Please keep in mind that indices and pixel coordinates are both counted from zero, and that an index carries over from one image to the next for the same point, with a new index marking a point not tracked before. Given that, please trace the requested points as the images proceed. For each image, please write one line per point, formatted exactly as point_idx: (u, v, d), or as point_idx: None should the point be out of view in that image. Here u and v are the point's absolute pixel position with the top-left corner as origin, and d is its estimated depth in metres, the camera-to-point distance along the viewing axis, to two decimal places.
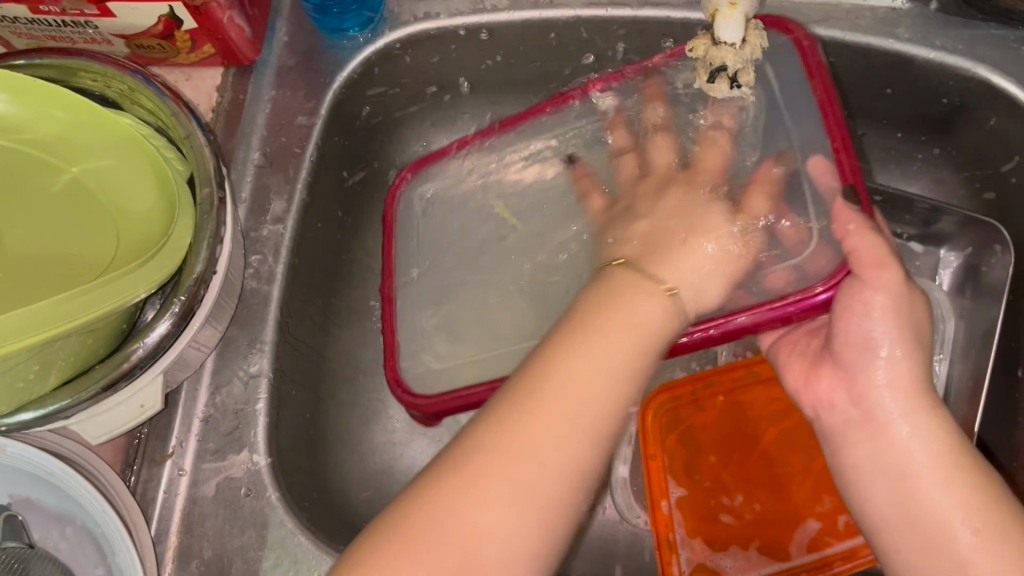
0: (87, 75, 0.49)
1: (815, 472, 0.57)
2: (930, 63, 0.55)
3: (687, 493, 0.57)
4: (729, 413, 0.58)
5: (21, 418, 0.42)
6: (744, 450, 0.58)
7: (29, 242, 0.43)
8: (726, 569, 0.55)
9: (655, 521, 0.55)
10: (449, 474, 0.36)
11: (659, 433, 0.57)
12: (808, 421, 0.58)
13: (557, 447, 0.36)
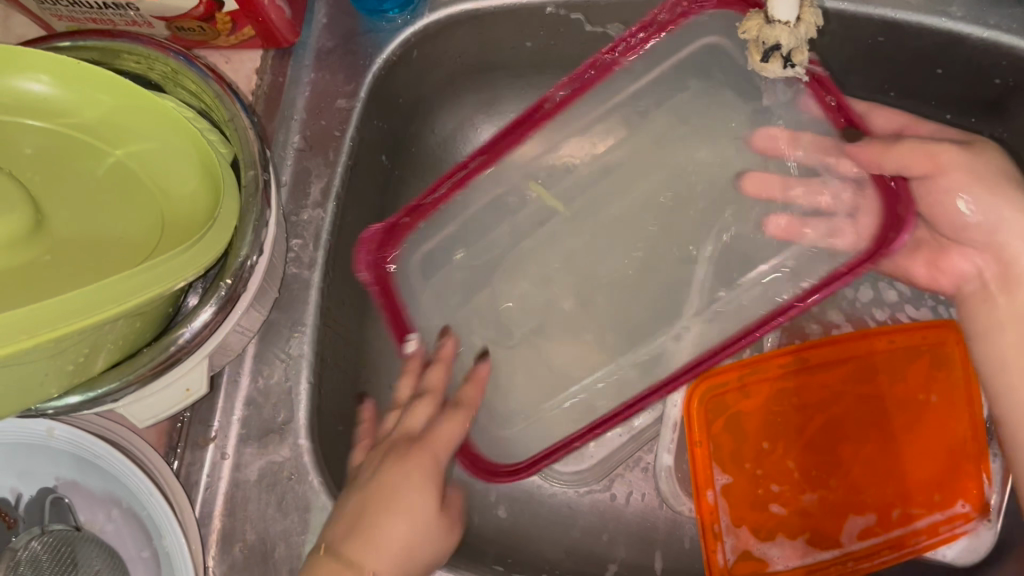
0: (131, 57, 0.49)
1: (863, 460, 0.56)
2: (984, 42, 0.54)
3: (734, 483, 0.56)
4: (777, 399, 0.57)
5: (68, 401, 0.42)
6: (790, 438, 0.57)
7: (73, 223, 0.42)
8: (773, 558, 0.55)
9: (699, 511, 0.55)
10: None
11: (705, 420, 0.56)
12: (857, 408, 0.56)
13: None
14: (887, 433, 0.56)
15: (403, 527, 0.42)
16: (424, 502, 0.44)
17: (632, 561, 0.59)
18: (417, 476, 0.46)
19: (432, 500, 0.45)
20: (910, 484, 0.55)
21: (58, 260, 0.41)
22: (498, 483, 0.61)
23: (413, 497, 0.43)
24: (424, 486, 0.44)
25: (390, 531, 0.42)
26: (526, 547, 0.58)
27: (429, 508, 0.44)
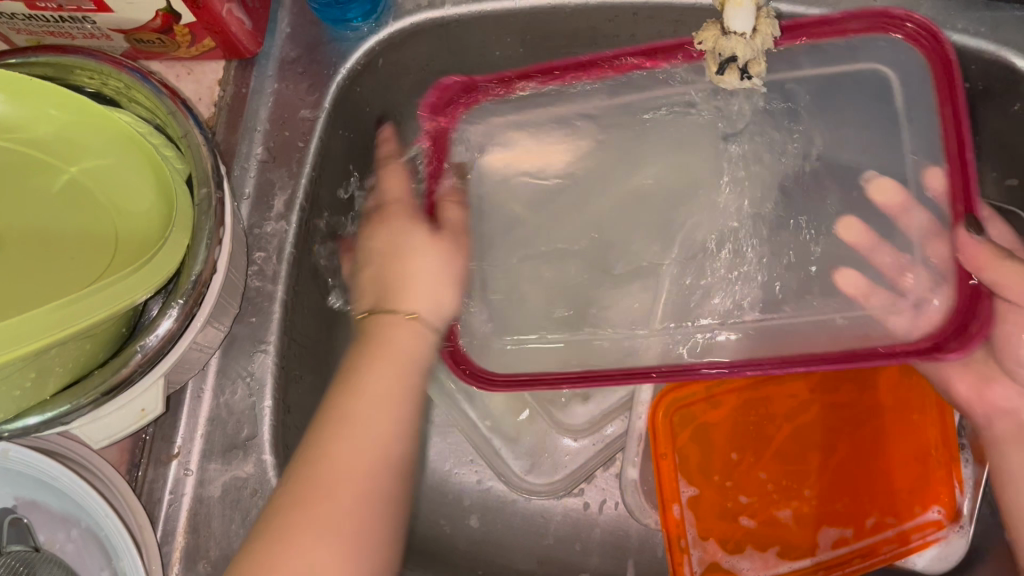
0: (83, 72, 0.48)
1: (833, 467, 0.55)
2: (950, 46, 0.53)
3: (703, 495, 0.56)
4: (742, 409, 0.57)
5: (27, 423, 0.41)
6: (761, 450, 0.57)
7: (27, 247, 0.43)
8: (742, 570, 0.55)
9: (665, 524, 0.55)
10: (315, 422, 0.45)
11: (670, 431, 0.57)
12: (825, 416, 0.56)
13: (381, 470, 0.43)
14: (861, 441, 0.55)
15: (404, 333, 0.49)
16: (412, 230, 0.52)
17: (604, 571, 0.59)
18: (395, 253, 0.51)
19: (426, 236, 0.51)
20: (881, 492, 0.54)
21: (9, 286, 0.42)
22: (466, 489, 0.61)
23: (410, 311, 0.49)
24: (422, 252, 0.51)
25: (395, 327, 0.49)
26: (497, 560, 0.59)
27: (428, 232, 0.52)
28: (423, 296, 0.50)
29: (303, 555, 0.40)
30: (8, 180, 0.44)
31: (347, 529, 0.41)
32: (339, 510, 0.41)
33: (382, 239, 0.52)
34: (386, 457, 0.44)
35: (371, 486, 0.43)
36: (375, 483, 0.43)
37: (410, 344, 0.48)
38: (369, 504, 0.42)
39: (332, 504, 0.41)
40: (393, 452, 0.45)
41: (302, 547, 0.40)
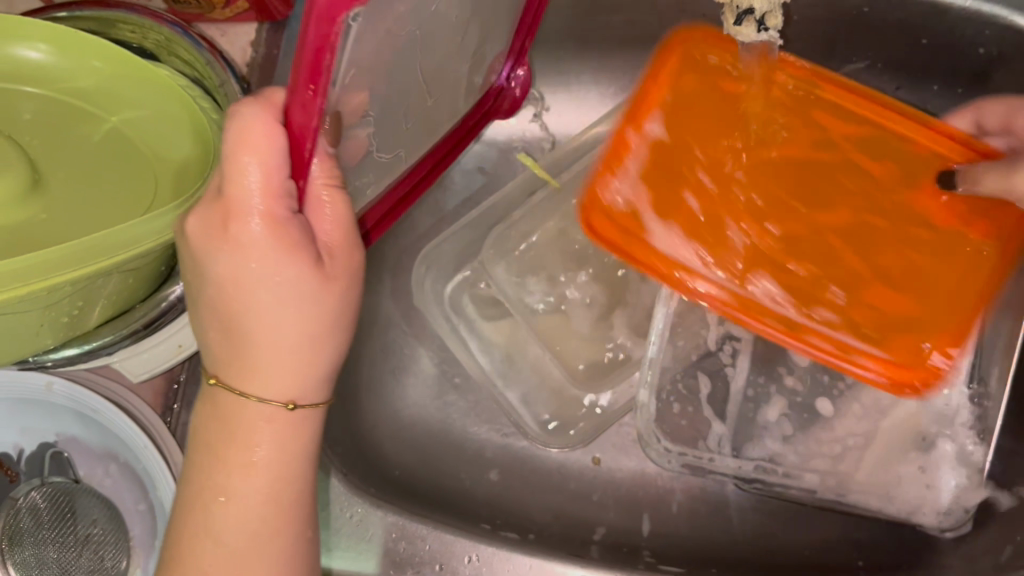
0: (126, 26, 0.51)
1: (837, 226, 0.55)
2: (966, 12, 0.55)
3: (709, 223, 0.55)
4: (753, 156, 0.56)
5: (66, 353, 0.47)
6: (785, 185, 0.56)
7: (70, 184, 0.44)
8: (715, 278, 0.52)
9: (621, 221, 0.52)
10: (217, 433, 0.41)
11: (659, 157, 0.55)
12: (845, 159, 0.56)
13: (296, 457, 0.42)
14: (887, 243, 0.54)
15: (284, 370, 0.40)
16: (294, 264, 0.37)
17: (620, 523, 0.60)
18: (252, 282, 0.38)
19: (313, 272, 0.38)
20: (900, 228, 0.54)
21: (54, 219, 0.42)
22: (488, 443, 0.63)
23: (287, 398, 0.41)
24: (278, 281, 0.38)
25: (272, 364, 0.40)
26: (516, 508, 0.60)
27: (317, 274, 0.39)
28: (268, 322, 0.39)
29: (238, 517, 0.41)
30: (52, 122, 0.45)
31: (282, 519, 0.42)
32: (248, 495, 0.41)
33: (224, 265, 0.37)
34: (283, 490, 0.42)
35: (292, 489, 0.42)
36: (291, 469, 0.42)
37: (291, 338, 0.40)
38: (283, 503, 0.42)
39: (242, 502, 0.41)
40: (291, 493, 0.42)
41: (239, 512, 0.41)
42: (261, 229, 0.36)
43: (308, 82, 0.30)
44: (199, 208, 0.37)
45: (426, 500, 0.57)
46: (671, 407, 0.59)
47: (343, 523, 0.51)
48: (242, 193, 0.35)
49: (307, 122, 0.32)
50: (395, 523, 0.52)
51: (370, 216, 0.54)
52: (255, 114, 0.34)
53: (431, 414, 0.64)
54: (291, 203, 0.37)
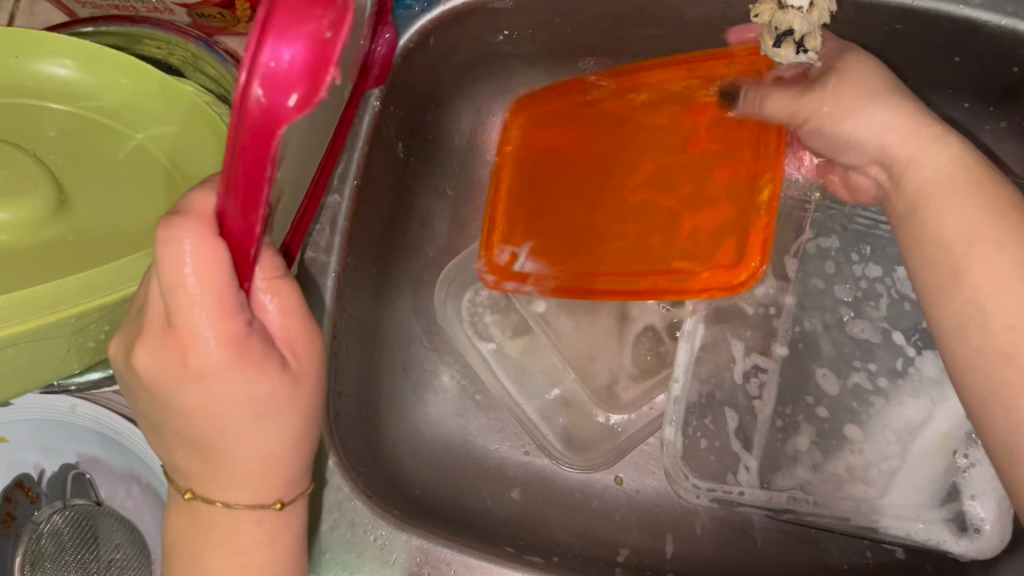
0: (152, 42, 0.51)
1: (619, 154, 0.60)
2: (1001, 30, 0.54)
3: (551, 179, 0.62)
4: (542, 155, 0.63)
5: (90, 377, 0.47)
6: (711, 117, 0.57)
7: (94, 204, 0.43)
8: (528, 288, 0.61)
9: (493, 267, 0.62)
10: (202, 542, 0.39)
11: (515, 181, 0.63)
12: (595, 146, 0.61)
13: (285, 551, 0.41)
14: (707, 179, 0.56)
15: (261, 477, 0.39)
16: (261, 377, 0.36)
17: (643, 543, 0.59)
18: (218, 404, 0.36)
19: (281, 377, 0.37)
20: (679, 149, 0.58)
21: (80, 240, 0.41)
22: (511, 465, 0.62)
23: (273, 497, 0.40)
24: (246, 399, 0.36)
25: (246, 474, 0.38)
26: (539, 527, 0.58)
27: (285, 377, 0.37)
28: (234, 434, 0.37)
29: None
30: (77, 140, 0.45)
31: None
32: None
33: (188, 393, 0.35)
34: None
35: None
36: (283, 566, 0.41)
37: (266, 444, 0.38)
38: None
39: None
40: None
41: None
42: (220, 352, 0.34)
43: (243, 191, 0.30)
44: (146, 339, 0.34)
45: (446, 521, 0.55)
46: (698, 442, 0.59)
47: (367, 546, 0.51)
48: (194, 320, 0.33)
49: (248, 226, 0.32)
50: (420, 547, 0.51)
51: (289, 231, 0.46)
52: (191, 236, 0.31)
53: (453, 431, 0.63)
54: (245, 315, 0.34)
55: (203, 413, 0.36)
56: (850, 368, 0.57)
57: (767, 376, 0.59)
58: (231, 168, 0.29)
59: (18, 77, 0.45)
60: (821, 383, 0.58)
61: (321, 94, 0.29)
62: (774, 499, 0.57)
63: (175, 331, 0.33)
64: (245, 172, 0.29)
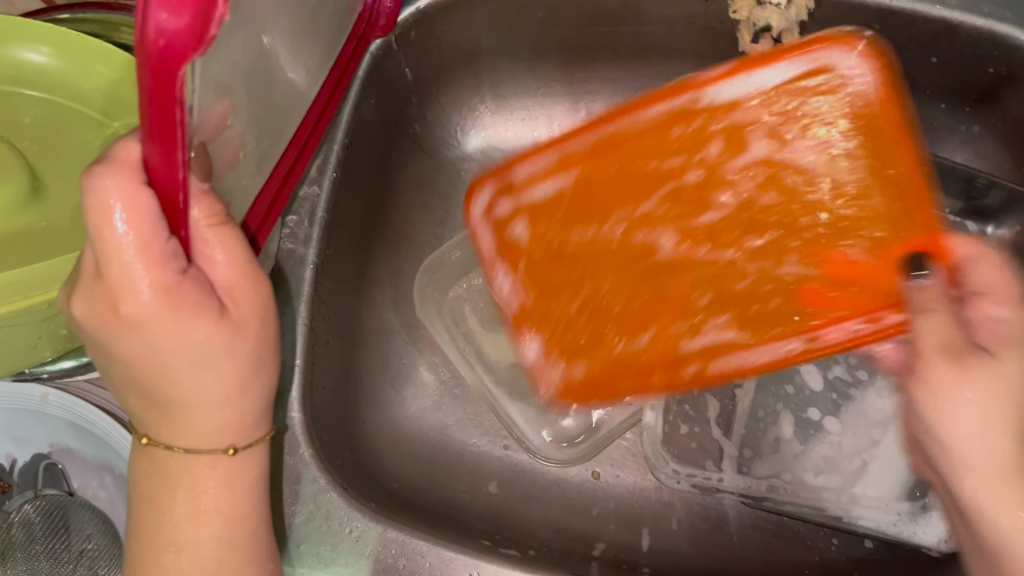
0: (130, 31, 0.51)
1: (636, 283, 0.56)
2: (978, 31, 0.54)
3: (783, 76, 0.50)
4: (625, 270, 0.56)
5: (63, 366, 0.47)
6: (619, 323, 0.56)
7: (71, 189, 0.42)
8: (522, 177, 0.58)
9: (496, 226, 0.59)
10: (160, 488, 0.40)
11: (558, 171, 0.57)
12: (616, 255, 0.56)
13: (243, 497, 0.41)
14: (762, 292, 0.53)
15: (211, 422, 0.39)
16: (199, 327, 0.35)
17: (619, 537, 0.59)
18: (162, 355, 0.36)
19: (220, 327, 0.36)
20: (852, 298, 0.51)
21: (54, 227, 0.41)
22: (488, 462, 0.62)
23: (227, 443, 0.40)
24: (183, 348, 0.36)
25: (191, 420, 0.38)
26: (516, 522, 0.58)
27: (226, 326, 0.37)
28: (175, 384, 0.37)
29: (192, 565, 0.40)
30: (52, 128, 0.44)
31: (241, 555, 0.41)
32: (198, 542, 0.40)
33: (128, 344, 0.35)
34: (233, 531, 0.41)
35: (244, 528, 0.41)
36: (239, 511, 0.41)
37: (213, 392, 0.38)
38: (238, 545, 0.41)
39: (196, 551, 0.40)
40: (246, 528, 0.41)
41: (194, 554, 0.40)
42: (153, 301, 0.33)
43: (159, 137, 0.29)
44: (81, 290, 0.34)
45: (423, 514, 0.55)
46: (679, 427, 0.62)
47: (342, 539, 0.51)
48: (124, 270, 0.32)
49: (172, 173, 0.31)
50: (396, 539, 0.51)
51: (254, 215, 0.45)
52: (112, 181, 0.31)
53: (430, 424, 0.63)
54: (178, 262, 0.34)
55: (140, 364, 0.36)
56: None
57: None
58: (147, 119, 0.29)
59: None
60: (808, 380, 0.59)
61: (213, 31, 0.28)
62: None
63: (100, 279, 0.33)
64: (157, 115, 0.28)
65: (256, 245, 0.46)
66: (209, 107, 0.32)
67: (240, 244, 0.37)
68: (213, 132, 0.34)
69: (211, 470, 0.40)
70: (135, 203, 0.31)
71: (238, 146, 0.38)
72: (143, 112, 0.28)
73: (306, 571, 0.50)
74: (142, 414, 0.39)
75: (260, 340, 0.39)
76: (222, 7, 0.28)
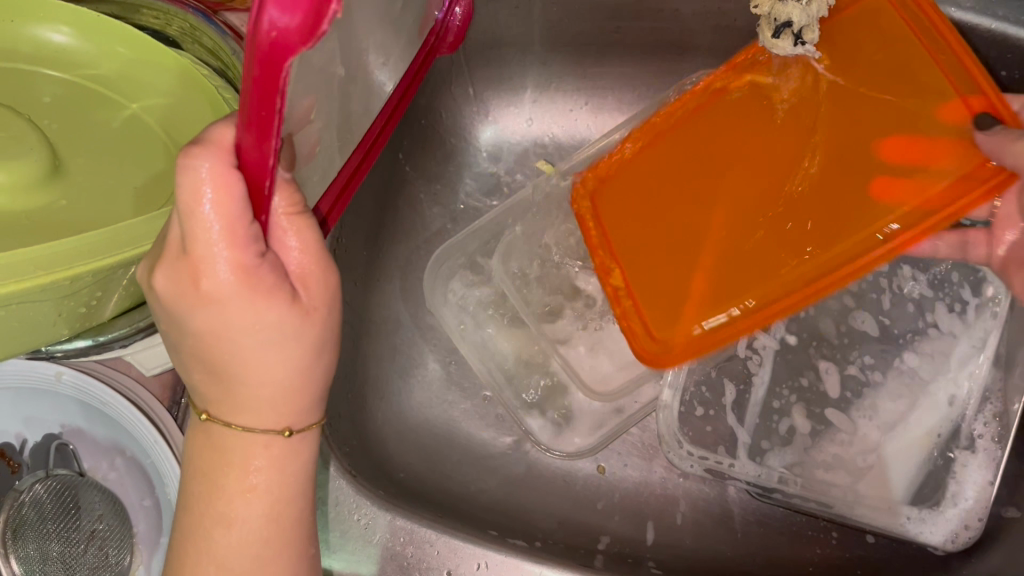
0: (150, 13, 0.51)
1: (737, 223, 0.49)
2: (991, 34, 0.55)
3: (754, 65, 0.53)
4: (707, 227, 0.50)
5: (77, 345, 0.47)
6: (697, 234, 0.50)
7: (90, 166, 0.42)
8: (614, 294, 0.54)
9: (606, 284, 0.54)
10: (214, 463, 0.40)
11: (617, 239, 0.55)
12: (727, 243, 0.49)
13: (294, 480, 0.41)
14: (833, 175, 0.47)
15: (271, 402, 0.39)
16: (273, 307, 0.35)
17: (623, 530, 0.59)
18: (236, 334, 0.36)
19: (291, 310, 0.36)
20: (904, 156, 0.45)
21: (75, 205, 0.41)
22: (493, 454, 0.62)
23: (285, 424, 0.40)
24: (257, 328, 0.36)
25: (252, 399, 0.38)
26: (522, 513, 0.59)
27: (297, 309, 0.37)
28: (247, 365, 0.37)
29: (239, 544, 0.40)
30: (73, 106, 0.44)
31: (286, 536, 0.41)
32: (249, 520, 0.40)
33: (202, 321, 0.35)
34: (280, 514, 0.41)
35: (292, 509, 0.41)
36: (289, 493, 0.41)
37: (277, 372, 0.38)
38: (283, 525, 0.41)
39: (244, 528, 0.40)
40: (293, 512, 0.41)
41: (242, 535, 0.40)
42: (232, 279, 0.33)
43: (256, 125, 0.30)
44: (163, 264, 0.34)
45: (430, 504, 0.55)
46: (695, 410, 0.60)
47: (351, 525, 0.51)
48: (208, 248, 0.32)
49: (262, 159, 0.31)
50: (404, 526, 0.51)
51: (324, 200, 0.44)
52: (208, 163, 0.31)
53: (438, 416, 0.63)
54: (258, 245, 0.34)
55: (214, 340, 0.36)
56: (846, 359, 0.59)
57: (764, 358, 0.60)
58: (247, 107, 0.29)
59: (18, 41, 0.46)
60: (823, 376, 0.59)
61: (327, 26, 0.27)
62: (764, 476, 0.57)
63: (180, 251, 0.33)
64: (257, 102, 0.29)
65: (324, 228, 0.45)
66: (300, 100, 0.32)
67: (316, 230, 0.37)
68: (301, 121, 0.34)
69: (263, 449, 0.40)
70: (227, 189, 0.31)
71: (316, 137, 0.37)
72: (246, 100, 0.29)
73: None
74: (206, 391, 0.39)
75: (329, 327, 0.39)
76: (341, 2, 0.27)
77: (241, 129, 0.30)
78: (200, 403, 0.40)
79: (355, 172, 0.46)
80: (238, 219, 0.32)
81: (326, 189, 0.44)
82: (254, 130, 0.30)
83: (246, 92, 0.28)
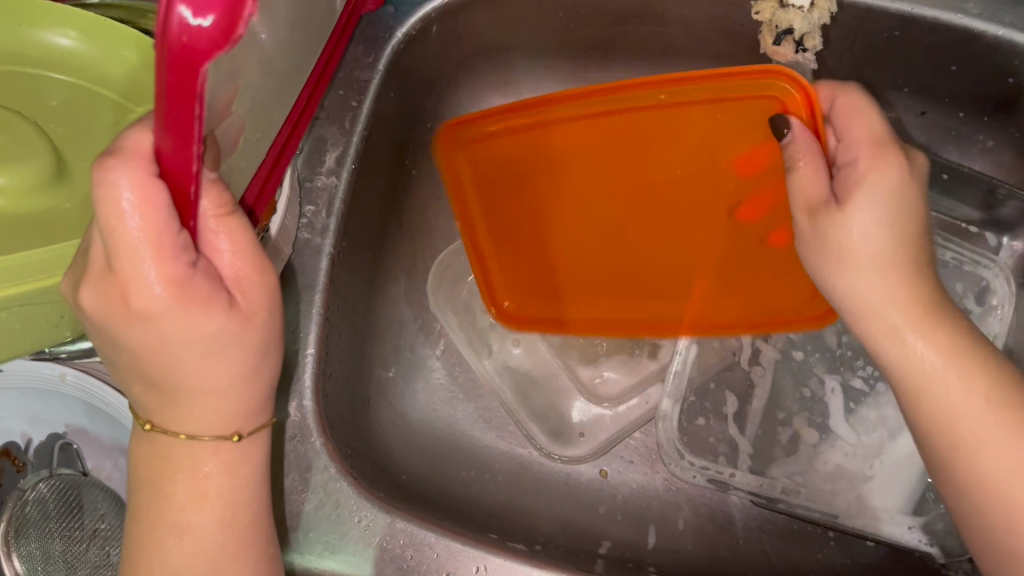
0: (155, 16, 0.52)
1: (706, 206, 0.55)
2: (998, 40, 0.54)
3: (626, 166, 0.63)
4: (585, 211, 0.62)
5: (81, 346, 0.48)
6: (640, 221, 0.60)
7: (95, 169, 0.43)
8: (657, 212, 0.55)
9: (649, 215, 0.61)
10: (161, 473, 0.40)
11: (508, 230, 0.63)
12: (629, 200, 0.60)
13: (248, 483, 0.42)
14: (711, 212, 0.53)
15: (216, 410, 0.39)
16: (210, 318, 0.35)
17: (624, 536, 0.59)
18: (173, 346, 0.36)
19: (231, 317, 0.36)
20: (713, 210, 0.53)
21: (79, 208, 0.41)
22: (498, 457, 0.62)
23: (234, 429, 0.40)
24: (196, 339, 0.36)
25: (198, 408, 0.38)
26: (525, 517, 0.59)
27: (235, 317, 0.37)
28: (180, 372, 0.37)
29: (193, 552, 0.40)
30: (78, 110, 0.45)
31: (245, 540, 0.42)
32: (202, 528, 0.40)
33: (137, 336, 0.35)
34: (234, 523, 0.41)
35: (247, 513, 0.42)
36: (245, 499, 0.41)
37: (219, 380, 0.38)
38: (239, 531, 0.41)
39: (199, 535, 0.40)
40: (250, 513, 0.42)
41: (196, 544, 0.40)
42: (164, 294, 0.33)
43: (177, 131, 0.30)
44: (90, 280, 0.34)
45: (438, 507, 0.56)
46: (695, 419, 0.62)
47: (351, 527, 0.51)
48: (133, 263, 0.32)
49: (185, 164, 0.31)
50: (404, 529, 0.51)
51: (251, 191, 0.45)
52: (128, 178, 0.31)
53: (440, 417, 0.63)
54: (189, 255, 0.34)
55: (146, 352, 0.36)
56: (847, 369, 0.61)
57: (766, 369, 0.62)
58: (162, 113, 0.29)
59: (24, 45, 0.46)
60: (827, 390, 0.61)
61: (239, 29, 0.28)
62: (767, 486, 0.59)
63: (106, 270, 0.33)
64: (173, 108, 0.29)
65: (253, 216, 0.46)
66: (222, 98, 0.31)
67: (247, 235, 0.37)
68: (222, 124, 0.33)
69: (215, 456, 0.40)
70: (151, 198, 0.31)
71: (242, 127, 0.37)
72: (160, 105, 0.29)
73: (314, 558, 0.50)
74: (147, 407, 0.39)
75: (268, 328, 0.39)
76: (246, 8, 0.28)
77: (158, 133, 0.30)
78: (140, 410, 0.40)
79: (286, 153, 0.47)
80: (161, 228, 0.32)
81: (254, 181, 0.44)
82: (173, 134, 0.30)
83: (160, 99, 0.28)
